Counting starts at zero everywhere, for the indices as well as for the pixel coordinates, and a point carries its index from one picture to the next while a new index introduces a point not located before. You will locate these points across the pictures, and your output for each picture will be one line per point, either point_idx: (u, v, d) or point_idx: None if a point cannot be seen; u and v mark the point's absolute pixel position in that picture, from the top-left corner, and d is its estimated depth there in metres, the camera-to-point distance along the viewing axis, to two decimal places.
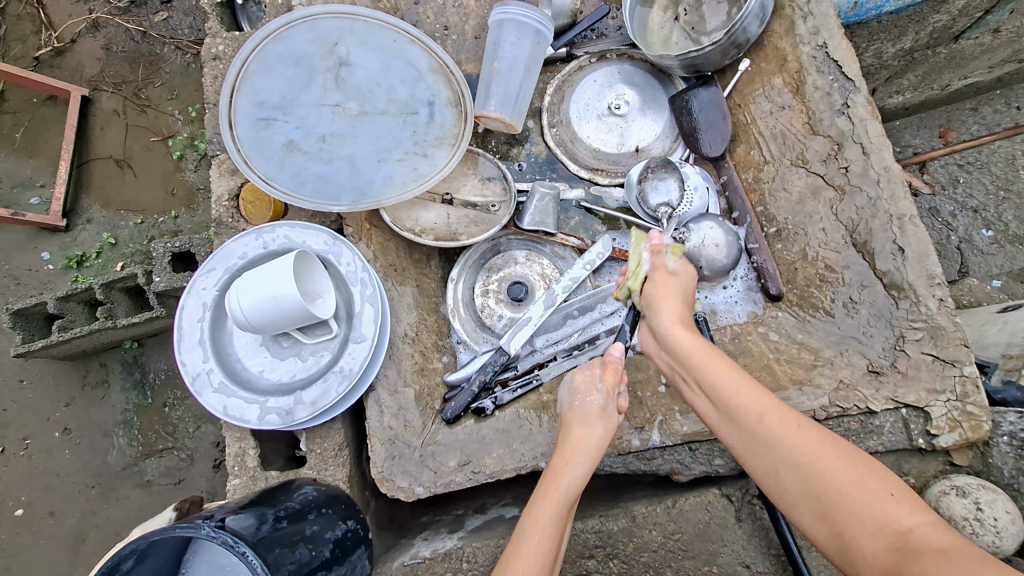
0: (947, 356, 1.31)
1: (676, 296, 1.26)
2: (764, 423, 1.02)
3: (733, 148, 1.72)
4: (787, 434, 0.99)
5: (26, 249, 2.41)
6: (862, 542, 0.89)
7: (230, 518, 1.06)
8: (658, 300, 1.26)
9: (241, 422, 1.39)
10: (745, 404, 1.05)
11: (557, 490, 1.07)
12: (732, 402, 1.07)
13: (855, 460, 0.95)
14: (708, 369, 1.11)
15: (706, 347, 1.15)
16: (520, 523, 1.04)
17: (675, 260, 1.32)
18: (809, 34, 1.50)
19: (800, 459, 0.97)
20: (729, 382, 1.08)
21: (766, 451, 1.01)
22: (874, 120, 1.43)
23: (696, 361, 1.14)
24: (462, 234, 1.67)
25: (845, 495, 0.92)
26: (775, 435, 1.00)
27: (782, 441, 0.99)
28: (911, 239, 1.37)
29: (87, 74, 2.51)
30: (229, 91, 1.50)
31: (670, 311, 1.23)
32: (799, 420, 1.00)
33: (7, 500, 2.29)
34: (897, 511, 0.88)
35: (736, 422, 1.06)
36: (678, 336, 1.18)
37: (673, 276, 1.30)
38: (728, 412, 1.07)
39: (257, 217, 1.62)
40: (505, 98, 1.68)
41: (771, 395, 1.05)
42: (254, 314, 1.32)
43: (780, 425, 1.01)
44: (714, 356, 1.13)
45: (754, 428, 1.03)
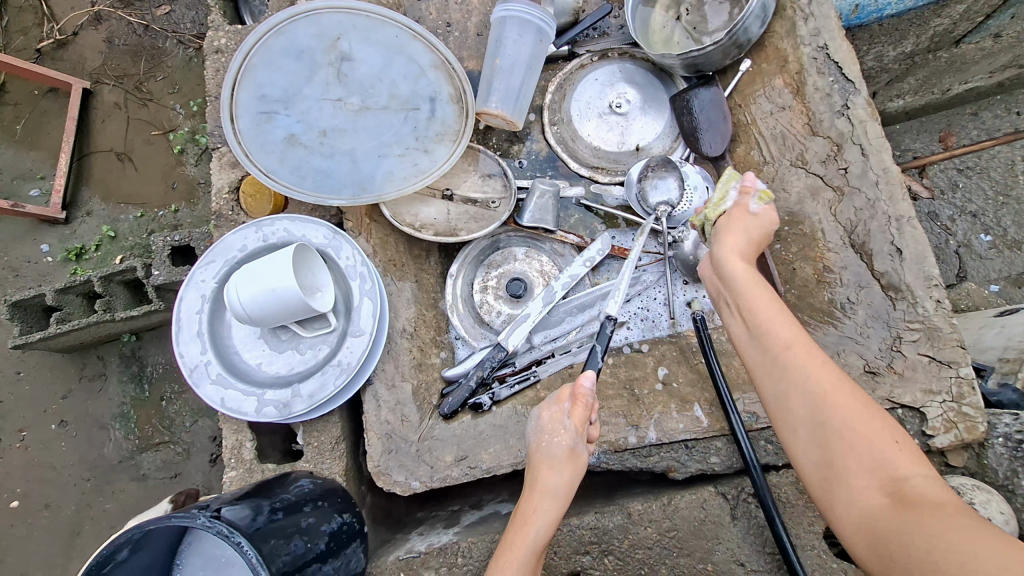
0: (943, 357, 1.32)
1: (745, 238, 1.27)
2: (790, 350, 1.03)
3: (733, 148, 1.72)
4: (810, 366, 1.01)
5: (25, 240, 2.41)
6: (850, 474, 0.93)
7: (225, 509, 1.06)
8: (729, 235, 1.27)
9: (238, 414, 1.39)
10: (778, 329, 1.06)
11: (525, 533, 1.11)
12: (764, 336, 1.07)
13: (871, 406, 0.96)
14: (756, 298, 1.12)
15: (758, 284, 1.14)
16: (492, 568, 1.10)
17: (759, 204, 1.32)
18: (810, 35, 1.50)
19: (820, 390, 0.98)
20: (769, 308, 1.09)
21: (788, 374, 1.02)
22: (873, 121, 1.44)
23: (743, 290, 1.15)
24: (462, 230, 1.67)
25: (853, 430, 0.94)
26: (802, 366, 1.01)
27: (803, 374, 1.00)
28: (909, 241, 1.38)
29: (89, 67, 2.52)
30: (231, 84, 1.50)
31: (738, 243, 1.25)
32: (824, 362, 1.01)
33: (3, 491, 2.29)
34: (898, 457, 0.90)
35: (766, 341, 1.07)
36: (734, 266, 1.19)
37: (754, 216, 1.30)
38: (757, 340, 1.08)
39: (258, 210, 1.62)
40: (507, 94, 1.68)
41: (808, 339, 1.05)
42: (253, 306, 1.32)
43: (806, 360, 1.02)
44: (769, 294, 1.12)
45: (782, 350, 1.04)
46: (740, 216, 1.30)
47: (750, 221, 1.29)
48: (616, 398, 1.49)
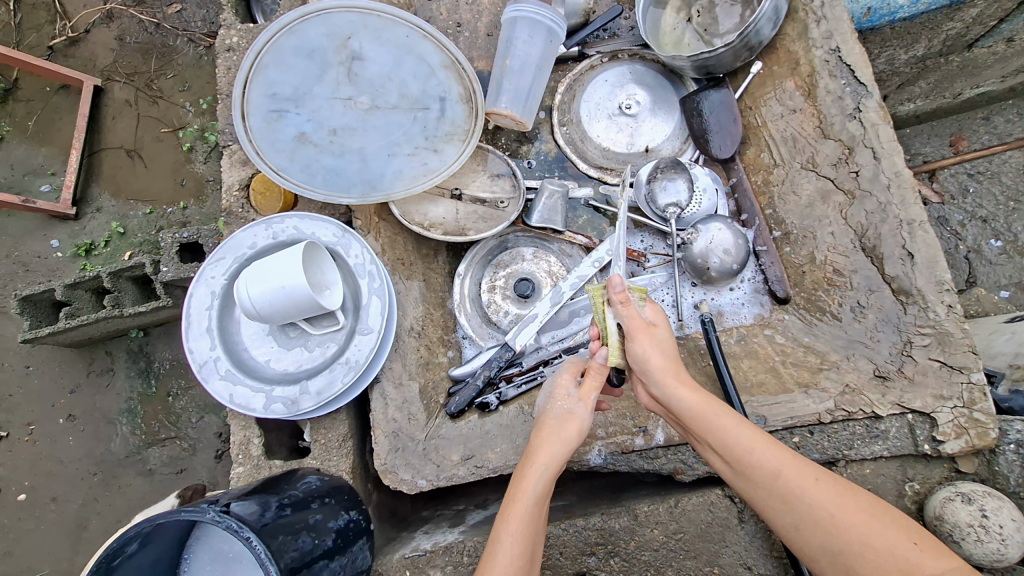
0: (954, 362, 1.31)
1: (663, 352, 1.15)
2: (749, 451, 1.04)
3: (743, 150, 1.72)
4: (805, 488, 0.99)
5: (35, 236, 2.43)
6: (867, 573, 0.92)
7: (234, 504, 1.06)
8: (647, 360, 1.14)
9: (246, 410, 1.39)
10: (734, 434, 1.06)
11: (526, 492, 1.05)
12: (748, 461, 1.03)
13: (874, 513, 0.96)
14: (712, 415, 1.09)
15: (708, 402, 1.09)
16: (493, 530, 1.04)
17: (644, 309, 1.20)
18: (822, 38, 1.50)
19: (783, 478, 1.01)
20: (720, 418, 1.08)
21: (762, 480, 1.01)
22: (885, 125, 1.43)
23: (690, 409, 1.11)
24: (470, 230, 1.67)
25: (843, 521, 0.95)
26: (758, 458, 1.03)
27: (802, 496, 0.99)
28: (921, 245, 1.36)
29: (101, 64, 2.54)
30: (242, 82, 1.51)
31: (659, 360, 1.14)
32: (811, 472, 1.01)
33: (11, 484, 2.31)
34: (915, 557, 0.92)
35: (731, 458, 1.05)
36: (677, 391, 1.12)
37: (651, 327, 1.16)
38: (742, 468, 1.04)
39: (267, 207, 1.63)
40: (516, 95, 1.68)
41: (783, 446, 1.05)
42: (262, 303, 1.33)
43: (799, 480, 1.00)
44: (713, 402, 1.10)
45: (746, 461, 1.04)
46: (642, 335, 1.15)
47: (654, 343, 1.15)
48: (622, 400, 1.49)
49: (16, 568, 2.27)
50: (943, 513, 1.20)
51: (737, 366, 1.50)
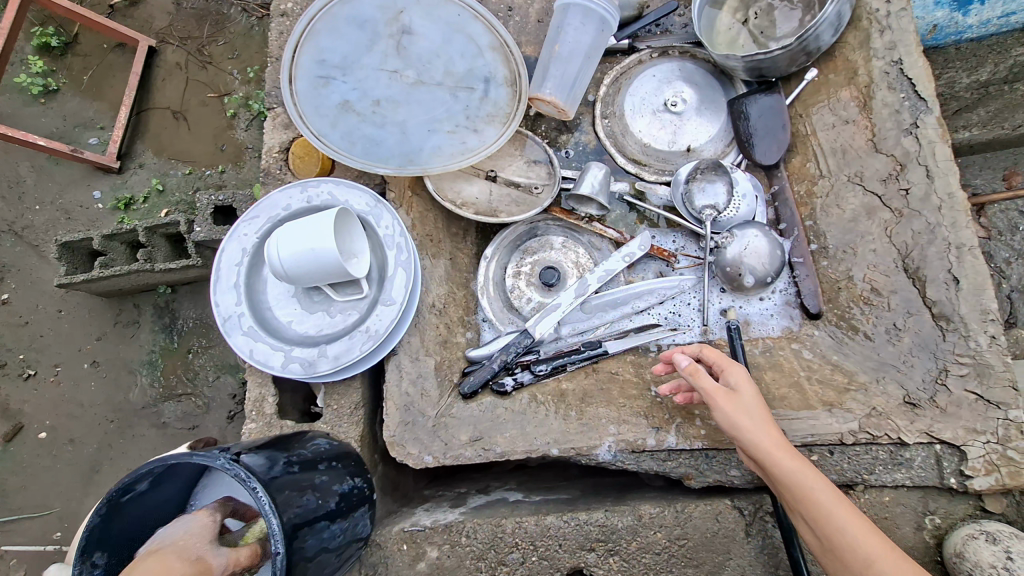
0: (991, 397, 1.25)
1: (750, 418, 1.14)
2: (842, 528, 1.03)
3: (789, 158, 1.66)
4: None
5: (80, 185, 2.51)
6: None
7: (245, 455, 1.07)
8: (732, 399, 1.15)
9: (264, 367, 1.41)
10: (822, 503, 1.06)
11: None
12: (839, 536, 1.03)
13: None
14: (800, 480, 1.08)
15: (808, 471, 1.09)
16: None
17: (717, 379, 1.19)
18: (885, 49, 1.45)
19: (873, 564, 1.00)
20: (816, 487, 1.07)
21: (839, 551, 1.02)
22: (943, 143, 1.38)
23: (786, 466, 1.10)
24: (502, 212, 1.67)
25: None
26: (853, 539, 1.02)
27: None
28: (968, 270, 1.31)
29: (157, 26, 2.60)
30: (293, 46, 1.53)
31: (748, 421, 1.13)
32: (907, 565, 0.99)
33: (33, 422, 2.39)
34: None
35: (814, 523, 1.06)
36: (764, 439, 1.12)
37: (732, 392, 1.16)
38: (832, 544, 1.04)
39: (304, 170, 1.65)
40: (562, 82, 1.66)
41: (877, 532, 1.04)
42: (291, 264, 1.34)
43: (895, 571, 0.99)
44: (803, 466, 1.10)
45: (836, 538, 1.03)
46: (723, 399, 1.15)
47: (743, 409, 1.14)
48: (638, 399, 1.45)
49: (30, 502, 2.34)
50: (964, 551, 1.15)
51: (760, 376, 1.44)
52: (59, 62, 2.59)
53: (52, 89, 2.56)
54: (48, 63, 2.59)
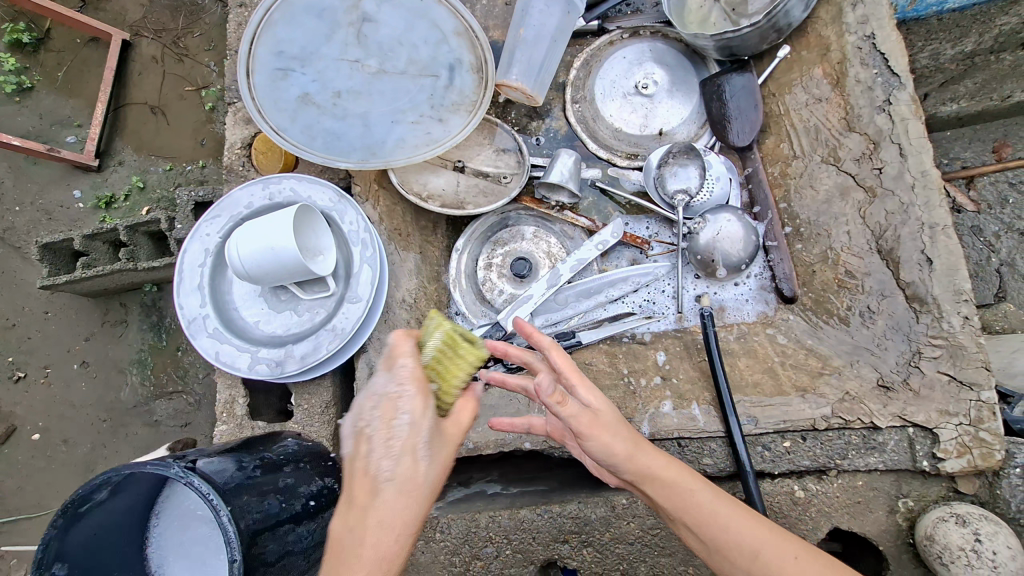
0: (964, 377, 1.24)
1: (614, 424, 1.00)
2: (727, 529, 0.95)
3: (763, 139, 1.62)
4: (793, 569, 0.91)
5: (59, 184, 2.46)
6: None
7: (203, 462, 1.05)
8: (583, 407, 0.99)
9: (231, 369, 1.39)
10: (721, 520, 0.96)
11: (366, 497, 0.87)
12: (727, 539, 0.95)
13: None
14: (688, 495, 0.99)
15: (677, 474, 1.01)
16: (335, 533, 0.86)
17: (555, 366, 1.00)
18: (857, 23, 1.41)
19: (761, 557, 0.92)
20: (709, 502, 0.98)
21: (740, 567, 0.93)
22: (916, 120, 1.34)
23: (668, 482, 1.01)
24: (469, 204, 1.64)
25: None
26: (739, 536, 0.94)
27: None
28: (941, 250, 1.28)
29: (130, 19, 2.53)
30: (250, 38, 1.48)
31: (612, 438, 1.00)
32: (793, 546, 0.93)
33: (26, 423, 2.38)
34: None
35: (710, 541, 0.97)
36: (633, 456, 1.01)
37: (593, 413, 1.00)
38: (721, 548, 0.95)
39: (267, 167, 1.62)
40: (528, 67, 1.61)
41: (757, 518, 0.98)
42: (251, 263, 1.31)
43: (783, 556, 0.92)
44: (688, 479, 1.01)
45: (725, 542, 0.95)
46: (590, 423, 0.99)
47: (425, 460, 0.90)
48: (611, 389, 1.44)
49: (28, 503, 2.35)
50: (935, 534, 1.14)
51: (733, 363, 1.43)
52: (33, 59, 2.53)
53: (26, 87, 2.50)
54: (21, 60, 2.52)
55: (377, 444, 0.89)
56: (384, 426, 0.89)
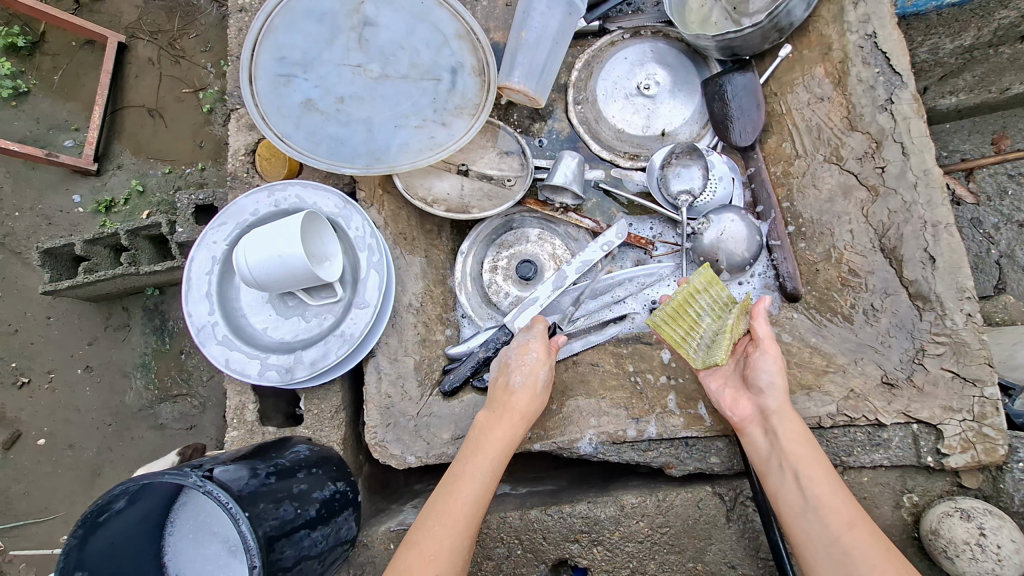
0: (967, 373, 1.25)
1: (784, 383, 1.21)
2: (835, 500, 1.07)
3: (765, 138, 1.63)
4: (874, 554, 1.00)
5: (58, 190, 2.46)
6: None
7: (219, 469, 1.07)
8: (767, 372, 1.21)
9: (241, 376, 1.40)
10: (826, 489, 1.08)
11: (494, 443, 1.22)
12: (828, 503, 1.07)
13: None
14: (807, 462, 1.12)
15: (809, 442, 1.15)
16: (461, 459, 1.21)
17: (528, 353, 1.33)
18: (859, 22, 1.41)
19: (854, 531, 1.03)
20: (819, 473, 1.11)
21: (835, 528, 1.04)
22: (918, 118, 1.35)
23: (796, 442, 1.14)
24: (474, 207, 1.64)
25: None
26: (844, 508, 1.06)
27: (867, 559, 1.00)
28: (944, 249, 1.30)
29: (125, 21, 2.52)
30: (252, 44, 1.48)
31: (781, 383, 1.20)
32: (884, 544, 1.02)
33: (31, 429, 2.39)
34: None
35: (813, 499, 1.08)
36: (782, 412, 1.18)
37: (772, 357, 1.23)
38: (819, 507, 1.07)
39: (271, 173, 1.62)
40: (530, 69, 1.61)
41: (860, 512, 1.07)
42: (260, 271, 1.32)
43: (870, 544, 1.02)
44: (813, 453, 1.13)
45: (829, 505, 1.07)
46: (771, 356, 1.22)
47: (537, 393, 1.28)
48: (618, 389, 1.45)
49: (35, 507, 2.37)
50: (939, 528, 1.16)
51: None
52: (28, 63, 2.52)
53: (22, 91, 2.49)
54: (17, 64, 2.51)
55: (513, 368, 1.31)
56: (520, 355, 1.32)
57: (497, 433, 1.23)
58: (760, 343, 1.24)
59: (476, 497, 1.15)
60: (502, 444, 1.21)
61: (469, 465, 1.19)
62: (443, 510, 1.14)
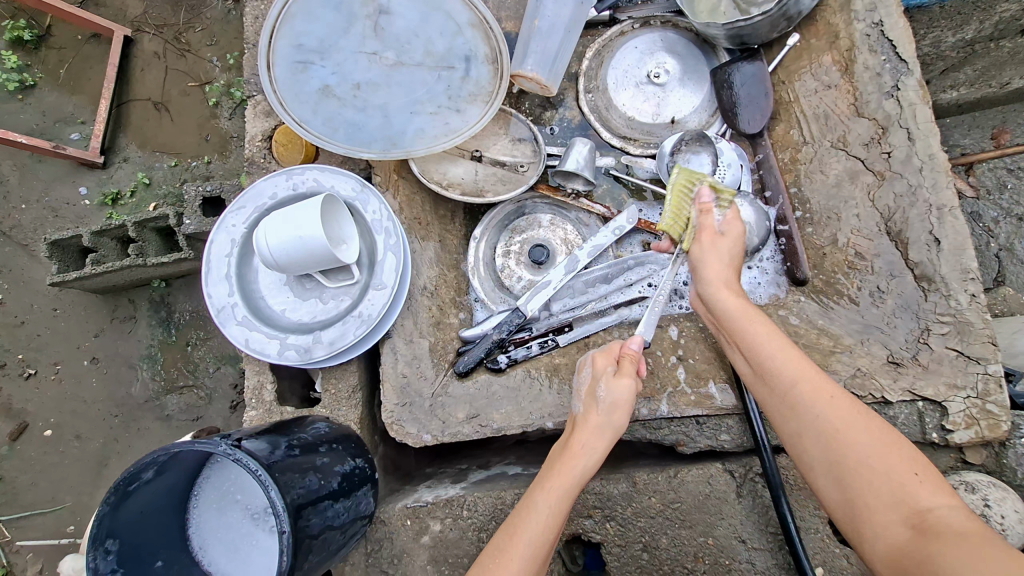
0: (972, 352, 1.29)
1: (722, 257, 1.27)
2: (772, 358, 1.11)
3: (773, 126, 1.66)
4: (818, 403, 1.03)
5: (65, 182, 2.46)
6: (873, 511, 0.93)
7: (247, 440, 1.10)
8: (701, 262, 1.27)
9: (261, 356, 1.43)
10: (783, 369, 1.09)
11: (570, 472, 1.16)
12: (767, 364, 1.11)
13: (887, 437, 0.98)
14: (747, 330, 1.16)
15: (749, 310, 1.19)
16: (531, 492, 1.17)
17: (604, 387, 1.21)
18: (866, 11, 1.45)
19: (796, 387, 1.06)
20: (772, 351, 1.11)
21: (778, 388, 1.09)
22: (924, 105, 1.39)
23: (738, 321, 1.19)
24: (488, 192, 1.68)
25: (845, 435, 0.99)
26: (778, 363, 1.10)
27: (812, 410, 1.03)
28: (949, 231, 1.34)
29: (131, 14, 2.54)
30: (270, 31, 1.50)
31: (716, 258, 1.27)
32: (830, 390, 1.04)
33: (37, 420, 2.38)
34: (920, 490, 0.91)
35: (757, 367, 1.14)
36: (723, 300, 1.22)
37: (719, 235, 1.30)
38: (760, 370, 1.13)
39: (288, 158, 1.65)
40: (543, 58, 1.64)
41: (807, 362, 1.10)
42: (280, 253, 1.34)
43: (814, 394, 1.04)
44: (755, 320, 1.17)
45: (767, 366, 1.11)
46: (707, 237, 1.29)
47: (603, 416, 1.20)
48: None
49: (42, 498, 2.36)
50: None
51: None
52: (34, 56, 2.53)
53: (29, 85, 2.50)
54: (22, 57, 2.53)
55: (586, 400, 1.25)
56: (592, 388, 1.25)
57: (557, 469, 1.17)
58: (695, 235, 1.32)
59: (546, 535, 1.11)
60: (565, 476, 1.15)
61: (539, 498, 1.14)
62: (502, 545, 1.11)
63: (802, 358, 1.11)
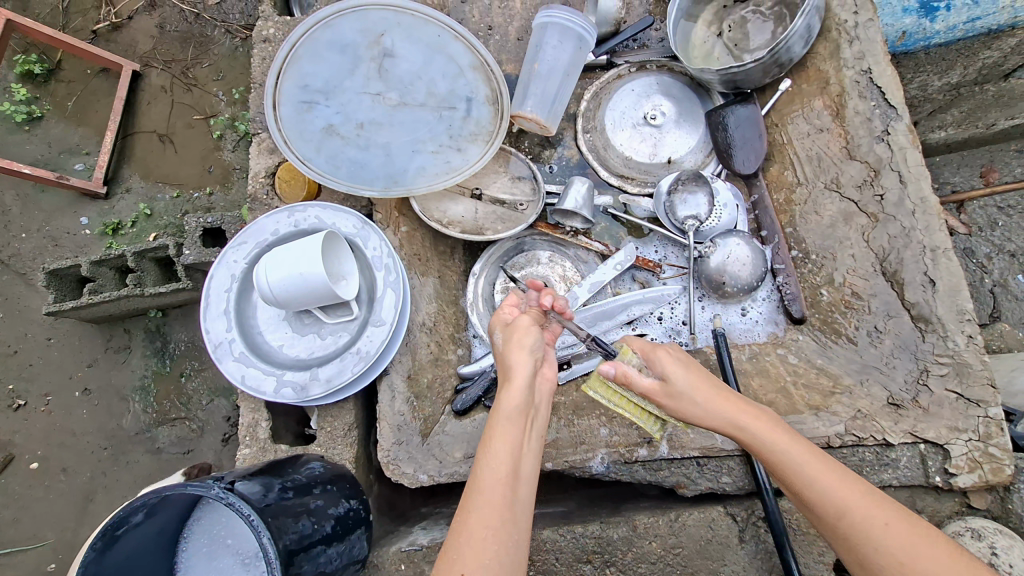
0: (971, 395, 1.29)
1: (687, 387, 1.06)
2: (813, 484, 0.96)
3: (767, 166, 1.70)
4: (877, 531, 0.91)
5: (67, 212, 2.48)
6: None
7: (239, 482, 1.08)
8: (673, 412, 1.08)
9: (257, 393, 1.41)
10: (831, 499, 0.94)
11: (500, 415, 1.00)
12: (811, 496, 0.96)
13: (944, 547, 0.89)
14: (778, 454, 0.99)
15: (767, 422, 1.02)
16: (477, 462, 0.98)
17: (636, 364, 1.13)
18: (854, 58, 1.49)
19: (846, 515, 0.93)
20: (816, 479, 0.96)
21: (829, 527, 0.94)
22: (914, 149, 1.42)
23: (763, 450, 1.01)
24: (488, 229, 1.69)
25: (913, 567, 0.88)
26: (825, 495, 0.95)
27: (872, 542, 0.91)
28: (944, 272, 1.35)
29: (140, 51, 2.61)
30: (276, 72, 1.52)
31: (696, 406, 1.04)
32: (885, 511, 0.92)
33: (24, 453, 2.33)
34: None
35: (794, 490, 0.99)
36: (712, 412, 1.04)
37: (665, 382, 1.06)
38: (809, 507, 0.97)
39: (290, 194, 1.67)
40: (543, 99, 1.69)
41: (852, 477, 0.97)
42: (280, 289, 1.34)
43: (871, 520, 0.92)
44: (785, 436, 1.00)
45: (811, 500, 0.96)
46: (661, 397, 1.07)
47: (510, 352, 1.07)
48: None
49: (23, 535, 2.27)
50: None
51: (748, 383, 1.46)
52: (43, 89, 2.58)
53: (36, 116, 2.55)
54: (31, 90, 2.57)
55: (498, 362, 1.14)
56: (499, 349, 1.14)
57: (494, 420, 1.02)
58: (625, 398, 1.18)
59: (500, 497, 0.91)
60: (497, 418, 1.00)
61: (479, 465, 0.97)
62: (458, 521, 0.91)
63: (847, 473, 0.97)
